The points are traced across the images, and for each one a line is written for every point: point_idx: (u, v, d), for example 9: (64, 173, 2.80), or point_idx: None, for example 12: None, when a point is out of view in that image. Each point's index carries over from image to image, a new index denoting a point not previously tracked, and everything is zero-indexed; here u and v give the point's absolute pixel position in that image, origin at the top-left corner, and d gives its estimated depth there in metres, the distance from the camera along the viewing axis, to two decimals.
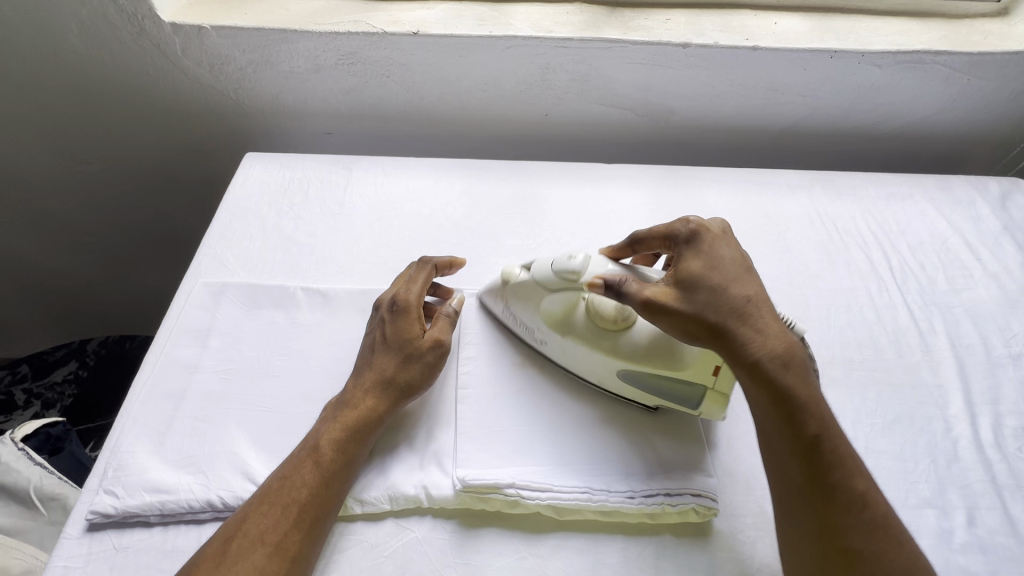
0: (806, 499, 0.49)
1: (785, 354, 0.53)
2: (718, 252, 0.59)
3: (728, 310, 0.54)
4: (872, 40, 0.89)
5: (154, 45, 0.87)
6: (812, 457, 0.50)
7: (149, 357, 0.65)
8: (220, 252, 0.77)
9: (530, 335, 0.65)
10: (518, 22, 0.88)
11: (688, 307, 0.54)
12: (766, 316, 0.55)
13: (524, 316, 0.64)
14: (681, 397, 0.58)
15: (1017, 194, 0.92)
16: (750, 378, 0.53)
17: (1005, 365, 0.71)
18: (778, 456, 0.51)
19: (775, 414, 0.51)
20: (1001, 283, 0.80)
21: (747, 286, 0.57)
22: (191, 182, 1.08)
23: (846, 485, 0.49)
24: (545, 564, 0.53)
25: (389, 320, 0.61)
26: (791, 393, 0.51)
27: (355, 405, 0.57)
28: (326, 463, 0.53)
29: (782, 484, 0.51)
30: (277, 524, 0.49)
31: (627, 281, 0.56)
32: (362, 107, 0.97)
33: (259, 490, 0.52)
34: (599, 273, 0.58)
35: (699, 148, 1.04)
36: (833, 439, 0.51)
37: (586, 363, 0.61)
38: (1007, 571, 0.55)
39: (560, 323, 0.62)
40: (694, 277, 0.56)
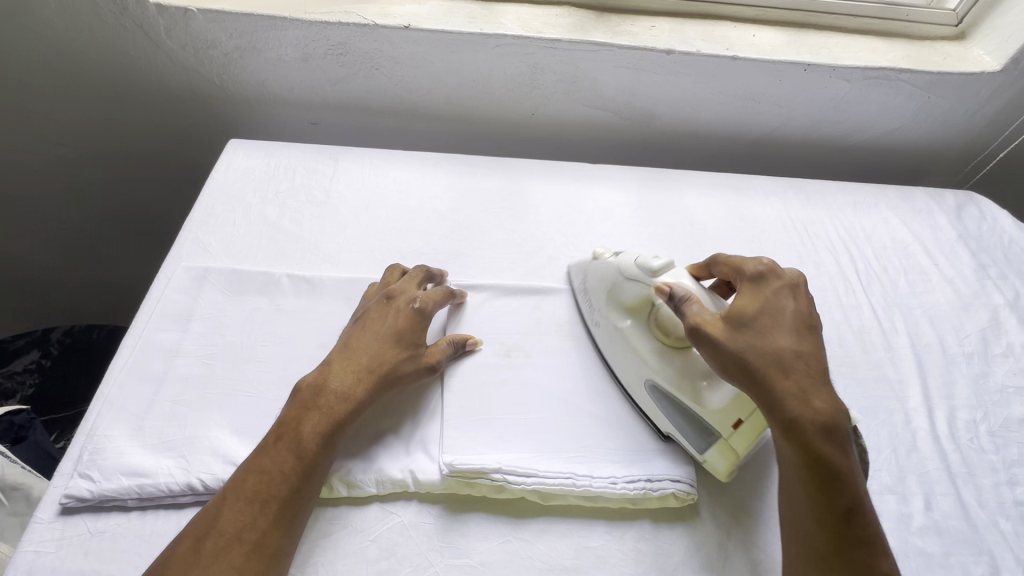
0: (823, 566, 0.48)
1: (824, 416, 0.51)
2: (780, 303, 0.58)
3: (771, 359, 0.54)
4: (843, 56, 0.94)
5: (137, 25, 0.85)
6: (840, 529, 0.49)
7: (127, 340, 0.64)
8: (203, 236, 0.75)
9: (591, 317, 0.69)
10: (508, 21, 0.90)
11: (733, 344, 0.54)
12: (819, 377, 0.54)
13: (595, 297, 0.68)
14: (694, 437, 0.58)
15: (971, 205, 0.98)
16: (790, 431, 0.51)
17: (959, 362, 0.76)
18: (801, 520, 0.50)
19: (806, 474, 0.50)
20: (956, 287, 0.86)
21: (802, 340, 0.55)
22: (170, 169, 1.05)
23: (870, 564, 0.48)
24: (529, 547, 0.54)
25: (405, 313, 0.62)
26: (832, 458, 0.50)
27: (349, 394, 0.56)
28: (308, 457, 0.52)
29: (803, 549, 0.50)
30: (254, 522, 0.48)
31: (690, 301, 0.58)
32: (350, 100, 0.97)
33: (232, 482, 0.50)
34: (669, 281, 0.61)
35: (680, 152, 1.08)
36: (865, 517, 0.49)
37: (622, 359, 0.63)
38: (959, 552, 0.59)
39: (619, 312, 0.65)
40: (746, 319, 0.56)
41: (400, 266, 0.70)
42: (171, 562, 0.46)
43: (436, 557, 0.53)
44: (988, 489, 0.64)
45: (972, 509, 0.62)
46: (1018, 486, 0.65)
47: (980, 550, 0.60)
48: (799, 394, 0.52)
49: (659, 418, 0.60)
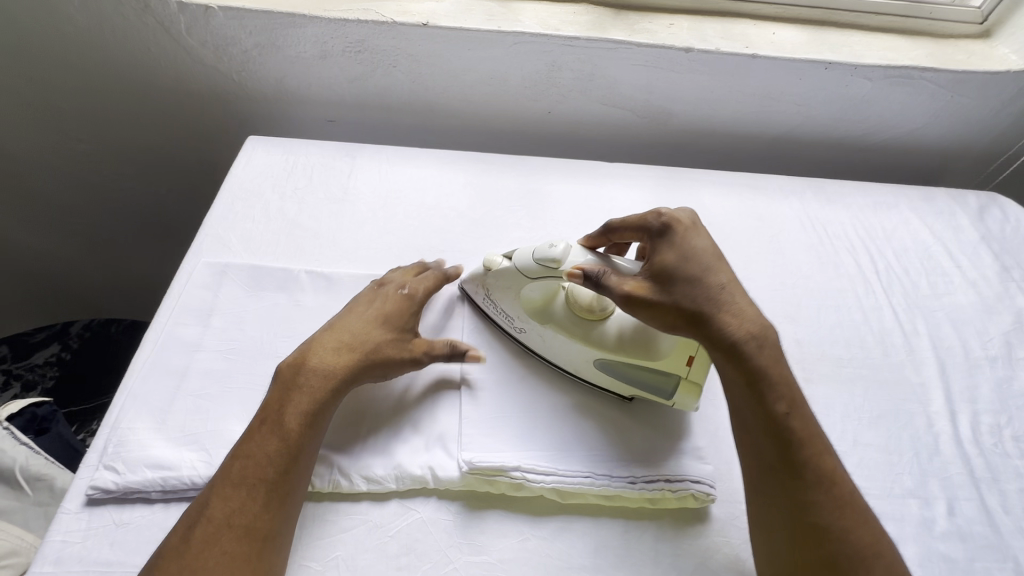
0: (775, 478, 0.52)
1: (759, 336, 0.54)
2: (692, 243, 0.58)
3: (705, 298, 0.55)
4: (865, 54, 0.93)
5: (158, 23, 0.85)
6: (782, 437, 0.52)
7: (149, 334, 0.64)
8: (223, 233, 0.76)
9: (512, 325, 0.65)
10: (527, 18, 0.89)
11: (665, 297, 0.55)
12: (743, 299, 0.56)
13: (504, 303, 0.65)
14: (658, 386, 0.59)
15: (995, 207, 0.96)
16: (727, 359, 0.54)
17: (983, 366, 0.75)
18: (752, 439, 0.53)
19: (749, 396, 0.53)
20: (979, 289, 0.84)
21: (723, 272, 0.57)
22: (189, 165, 1.06)
23: (815, 463, 0.52)
24: (548, 546, 0.54)
25: (395, 301, 0.64)
26: (765, 373, 0.53)
27: (329, 372, 0.56)
28: (291, 439, 0.52)
29: (758, 468, 0.53)
30: (243, 506, 0.48)
31: (606, 274, 0.56)
32: (366, 98, 0.97)
33: (220, 471, 0.50)
34: (577, 263, 0.58)
35: (697, 152, 1.07)
36: (802, 419, 0.53)
37: (565, 353, 0.62)
38: (984, 558, 0.58)
39: (540, 313, 0.63)
40: (668, 267, 0.56)
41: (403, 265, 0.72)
42: (166, 552, 0.46)
43: (455, 554, 0.53)
44: (1013, 494, 0.63)
45: (997, 515, 0.62)
46: None
47: (1005, 556, 0.59)
48: (734, 324, 0.54)
49: (620, 386, 0.61)
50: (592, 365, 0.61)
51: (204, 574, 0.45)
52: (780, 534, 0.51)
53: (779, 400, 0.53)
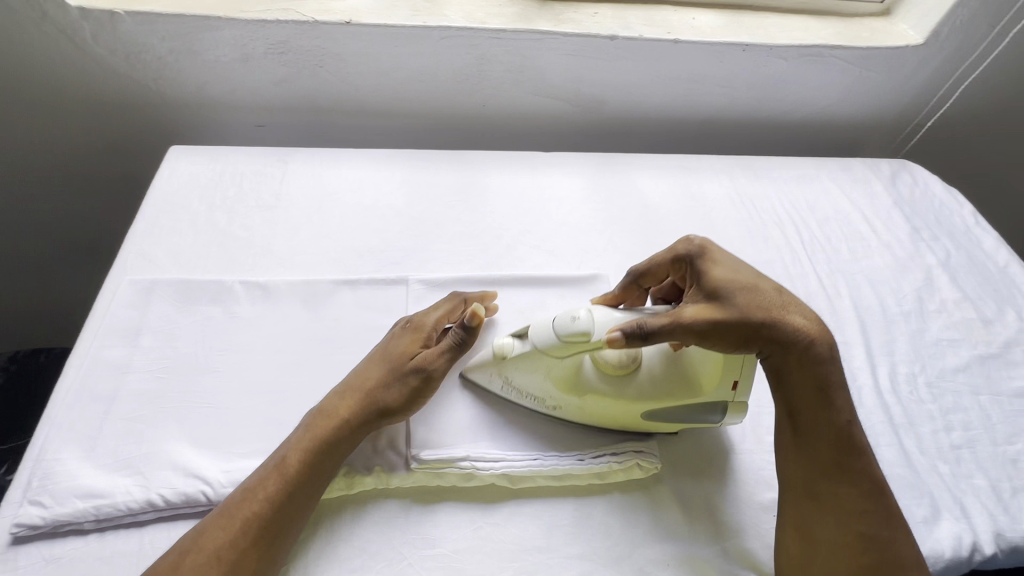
0: (831, 485, 0.53)
1: (824, 331, 0.54)
2: (729, 257, 0.57)
3: (768, 306, 0.53)
4: (778, 35, 0.98)
5: (60, 31, 0.81)
6: (844, 446, 0.53)
7: (72, 360, 0.61)
8: (147, 248, 0.73)
9: (542, 405, 0.60)
10: (452, 13, 0.89)
11: (732, 316, 0.51)
12: (800, 303, 0.55)
13: (529, 387, 0.59)
14: (702, 414, 0.59)
15: (905, 173, 1.04)
16: (800, 366, 0.53)
17: (898, 320, 0.81)
18: (814, 446, 0.53)
19: (816, 402, 0.53)
20: (893, 251, 0.91)
21: (770, 279, 0.56)
22: (109, 181, 1.01)
23: (870, 473, 0.53)
24: (501, 532, 0.55)
25: (399, 337, 0.61)
26: (835, 380, 0.54)
27: (330, 414, 0.55)
28: (290, 475, 0.51)
29: (813, 473, 0.53)
30: (233, 541, 0.48)
31: (649, 322, 0.51)
32: (295, 100, 0.95)
33: (222, 502, 0.51)
34: (609, 326, 0.53)
35: (631, 137, 1.10)
36: (858, 427, 0.54)
37: (607, 414, 0.58)
38: (903, 497, 0.63)
39: (573, 386, 0.57)
40: (722, 285, 0.54)
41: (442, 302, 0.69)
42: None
43: (408, 549, 0.53)
44: (927, 436, 0.69)
45: (914, 456, 0.67)
46: (953, 431, 0.70)
47: (922, 493, 0.64)
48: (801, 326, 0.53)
49: (667, 424, 0.59)
50: (639, 418, 0.58)
51: None
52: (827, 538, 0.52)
53: (844, 409, 0.54)
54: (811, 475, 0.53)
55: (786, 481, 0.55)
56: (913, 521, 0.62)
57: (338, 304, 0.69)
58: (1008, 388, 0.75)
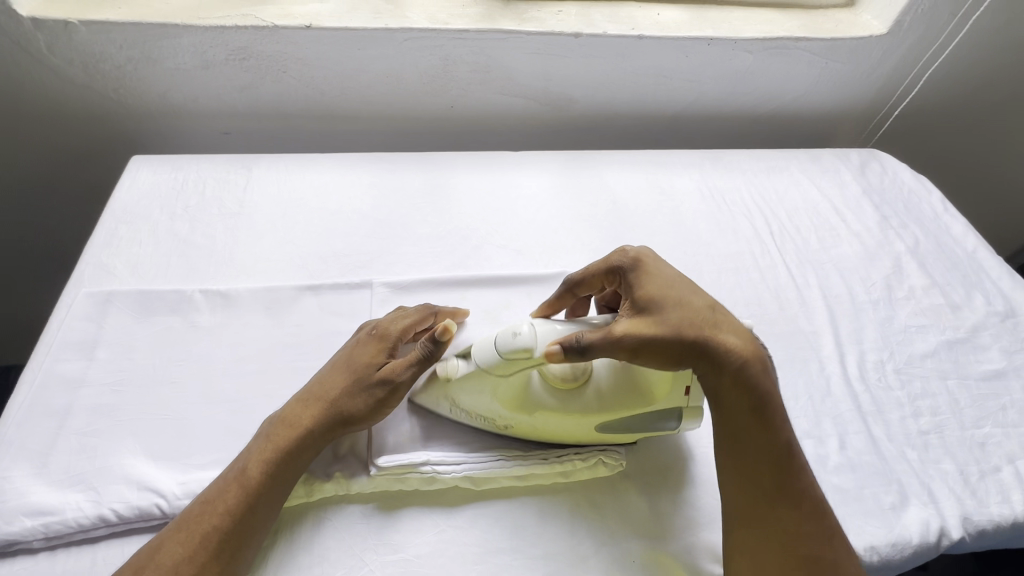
0: (773, 507, 0.51)
1: (758, 353, 0.53)
2: (667, 271, 0.56)
3: (702, 324, 0.52)
4: (743, 29, 0.98)
5: (13, 42, 0.80)
6: (783, 465, 0.52)
7: (25, 375, 0.60)
8: (106, 259, 0.72)
9: (491, 425, 0.57)
10: (414, 14, 0.89)
11: (665, 333, 0.51)
12: (732, 319, 0.54)
13: (474, 406, 0.56)
14: (658, 424, 0.58)
15: (874, 161, 1.04)
16: (732, 385, 0.52)
17: (867, 309, 0.81)
18: (753, 466, 0.52)
19: (754, 421, 0.52)
20: (862, 239, 0.91)
21: (706, 295, 0.55)
22: (73, 192, 0.99)
23: (810, 493, 0.52)
24: (464, 534, 0.54)
25: (363, 346, 0.58)
26: (769, 399, 0.52)
27: (291, 424, 0.54)
28: (251, 487, 0.50)
29: (755, 495, 0.51)
30: (191, 556, 0.46)
31: (584, 336, 0.50)
32: (260, 106, 0.94)
33: (180, 515, 0.49)
34: (552, 339, 0.51)
35: (602, 134, 1.10)
36: (795, 446, 0.53)
37: (560, 430, 0.56)
38: (872, 484, 0.63)
39: (522, 403, 0.55)
40: (656, 300, 0.53)
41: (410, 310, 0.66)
42: None
43: (369, 556, 0.52)
44: (896, 423, 0.69)
45: (882, 443, 0.67)
46: (921, 417, 0.70)
47: (890, 480, 0.64)
48: (736, 345, 0.52)
49: (624, 435, 0.58)
50: (593, 432, 0.57)
51: None
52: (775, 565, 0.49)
53: (779, 427, 0.53)
54: (753, 500, 0.51)
55: (729, 508, 0.53)
56: (881, 508, 0.61)
57: (300, 310, 0.68)
58: (976, 372, 0.75)
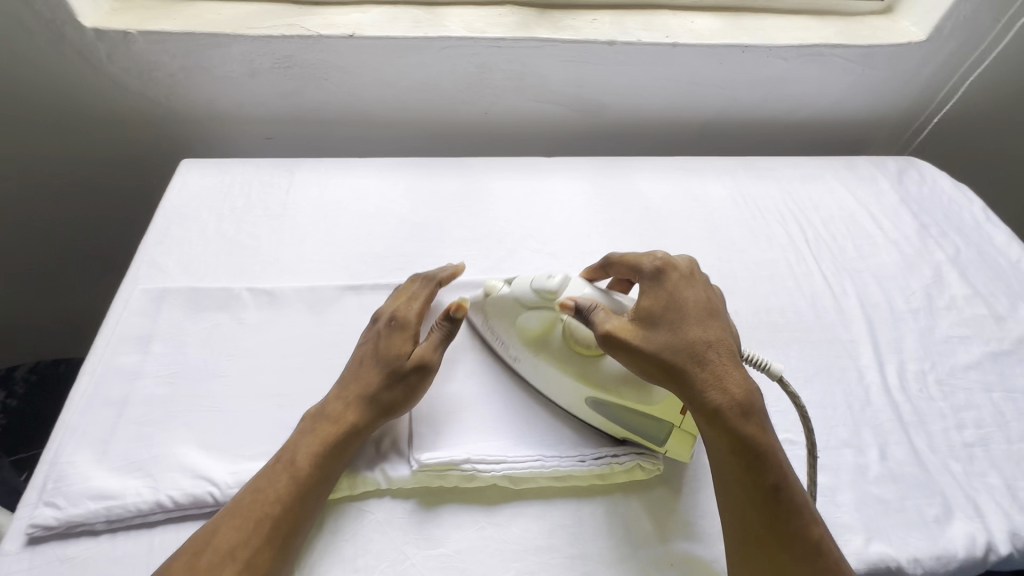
0: (761, 549, 0.50)
1: (744, 400, 0.53)
2: (680, 296, 0.58)
3: (686, 356, 0.54)
4: (778, 36, 0.98)
5: (76, 51, 0.84)
6: (770, 507, 0.50)
7: (85, 366, 0.63)
8: (159, 258, 0.75)
9: (507, 353, 0.64)
10: (452, 23, 0.91)
11: (645, 350, 0.54)
12: (727, 358, 0.55)
13: (500, 331, 0.64)
14: (649, 430, 0.59)
15: (911, 169, 1.03)
16: (708, 422, 0.53)
17: (906, 318, 0.80)
18: (737, 505, 0.52)
19: (733, 459, 0.52)
20: (900, 248, 0.90)
21: (709, 330, 0.56)
22: (124, 194, 1.04)
23: (802, 536, 0.50)
24: (503, 531, 0.55)
25: (384, 335, 0.61)
26: (752, 441, 0.51)
27: (336, 419, 0.56)
28: (301, 477, 0.52)
29: (743, 535, 0.51)
30: (246, 540, 0.48)
31: (595, 310, 0.58)
32: (302, 112, 0.97)
33: (231, 502, 0.51)
34: (573, 295, 0.60)
35: (633, 141, 1.11)
36: (791, 489, 0.51)
37: (558, 385, 0.60)
38: (914, 496, 0.62)
39: (537, 341, 0.61)
40: (652, 321, 0.56)
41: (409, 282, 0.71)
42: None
43: (411, 550, 0.53)
44: (938, 434, 0.68)
45: (924, 454, 0.66)
46: (965, 429, 0.68)
47: (933, 492, 0.63)
48: (716, 385, 0.53)
49: (612, 426, 0.59)
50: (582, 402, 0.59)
51: None
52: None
53: (765, 470, 0.51)
54: (744, 541, 0.51)
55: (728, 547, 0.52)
56: (924, 520, 0.60)
57: (342, 309, 0.70)
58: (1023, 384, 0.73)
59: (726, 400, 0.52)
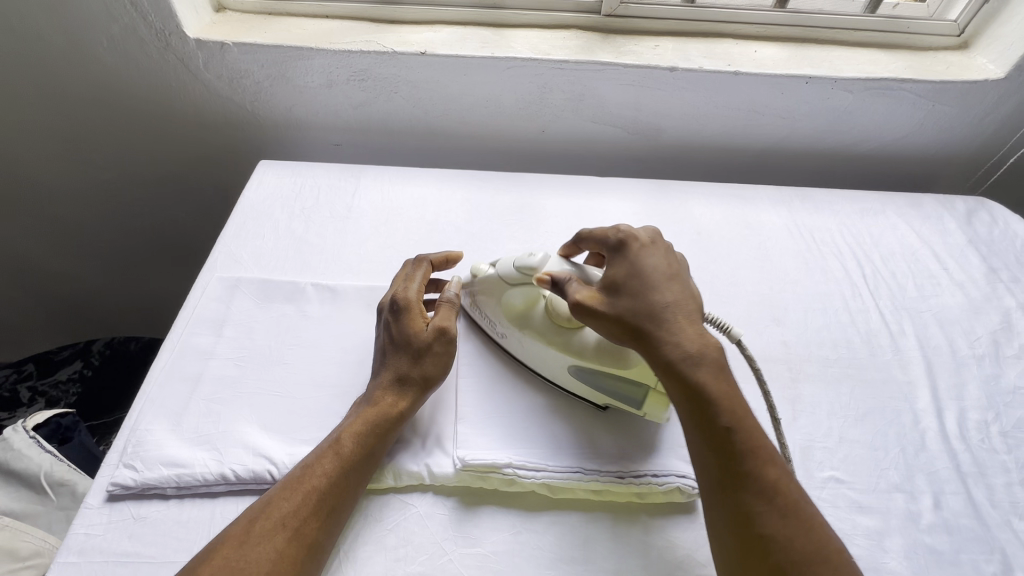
0: (722, 489, 0.51)
1: (698, 352, 0.55)
2: (643, 260, 0.61)
3: (646, 314, 0.57)
4: (844, 68, 0.97)
5: (179, 59, 0.93)
6: (724, 448, 0.51)
7: (167, 344, 0.69)
8: (235, 250, 0.81)
9: (495, 330, 0.69)
10: (518, 44, 0.95)
11: (609, 311, 0.58)
12: (683, 315, 0.57)
13: (488, 309, 0.69)
14: (626, 395, 0.61)
15: (983, 210, 0.98)
16: (665, 374, 0.55)
17: (970, 364, 0.76)
18: (698, 448, 0.53)
19: (688, 408, 0.54)
20: (966, 290, 0.86)
21: (667, 290, 0.59)
22: (204, 189, 1.13)
23: (757, 475, 0.50)
24: (539, 538, 0.56)
25: (394, 321, 0.64)
26: (704, 387, 0.53)
27: (377, 403, 0.59)
28: (346, 455, 0.55)
29: (706, 477, 0.52)
30: (297, 509, 0.51)
31: (569, 282, 0.61)
32: (371, 122, 1.03)
33: (284, 478, 0.54)
34: (550, 270, 0.64)
35: (686, 165, 1.12)
36: (744, 431, 0.52)
37: (543, 358, 0.64)
38: (970, 550, 0.59)
39: (520, 318, 0.66)
40: (617, 284, 0.60)
41: (405, 268, 0.74)
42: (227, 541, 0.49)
43: (450, 545, 0.55)
44: (1001, 488, 0.64)
45: (984, 508, 0.63)
46: None
47: (992, 548, 0.60)
48: (672, 338, 0.56)
49: (593, 394, 0.63)
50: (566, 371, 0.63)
51: (256, 567, 0.47)
52: (730, 544, 0.49)
53: (717, 414, 0.52)
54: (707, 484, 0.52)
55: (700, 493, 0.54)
56: None
57: None
58: None
59: (680, 352, 0.55)
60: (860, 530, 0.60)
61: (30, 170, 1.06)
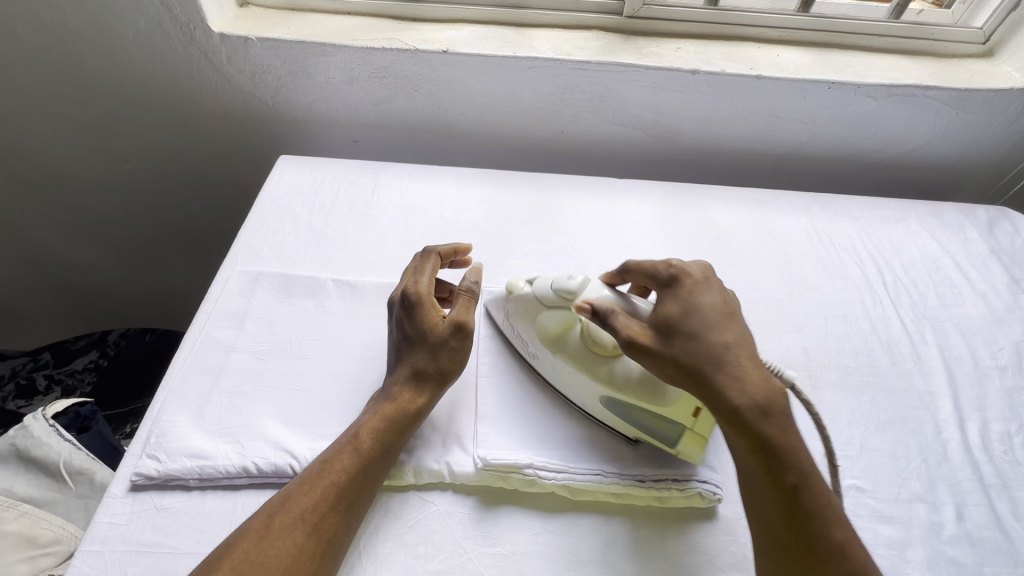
0: (789, 550, 0.49)
1: (765, 401, 0.52)
2: (697, 297, 0.59)
3: (705, 358, 0.54)
4: (868, 74, 0.96)
5: (202, 53, 0.93)
6: (792, 506, 0.49)
7: (188, 336, 0.69)
8: (255, 244, 0.81)
9: (526, 349, 0.67)
10: (540, 44, 0.95)
11: (664, 351, 0.55)
12: (746, 360, 0.55)
13: (521, 329, 0.66)
14: (661, 432, 0.59)
15: (1005, 220, 0.97)
16: (729, 424, 0.53)
17: (992, 375, 0.75)
18: (762, 505, 0.51)
19: (754, 460, 0.52)
20: (988, 300, 0.85)
21: (726, 332, 0.56)
22: (222, 183, 1.14)
23: (825, 537, 0.48)
24: (559, 539, 0.56)
25: (406, 316, 0.63)
26: (773, 440, 0.51)
27: (395, 399, 0.59)
28: (364, 451, 0.55)
29: (770, 536, 0.50)
30: (316, 505, 0.51)
31: (615, 314, 0.57)
32: (390, 118, 1.03)
33: (301, 473, 0.54)
34: (592, 298, 0.60)
35: (704, 168, 1.11)
36: (813, 488, 0.50)
37: (575, 385, 0.62)
38: (993, 563, 0.59)
39: (554, 341, 0.63)
40: (671, 321, 0.57)
41: (411, 262, 0.72)
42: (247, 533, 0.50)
43: (470, 545, 0.55)
44: None
45: (1008, 521, 0.62)
46: None
47: (1015, 561, 0.59)
48: (736, 385, 0.53)
49: (625, 428, 0.61)
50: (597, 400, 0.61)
51: (275, 560, 0.48)
52: None
53: (785, 469, 0.50)
54: (772, 543, 0.50)
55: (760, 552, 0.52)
56: None
57: None
58: None
59: (747, 401, 0.52)
60: (882, 540, 0.59)
61: (52, 160, 1.07)
